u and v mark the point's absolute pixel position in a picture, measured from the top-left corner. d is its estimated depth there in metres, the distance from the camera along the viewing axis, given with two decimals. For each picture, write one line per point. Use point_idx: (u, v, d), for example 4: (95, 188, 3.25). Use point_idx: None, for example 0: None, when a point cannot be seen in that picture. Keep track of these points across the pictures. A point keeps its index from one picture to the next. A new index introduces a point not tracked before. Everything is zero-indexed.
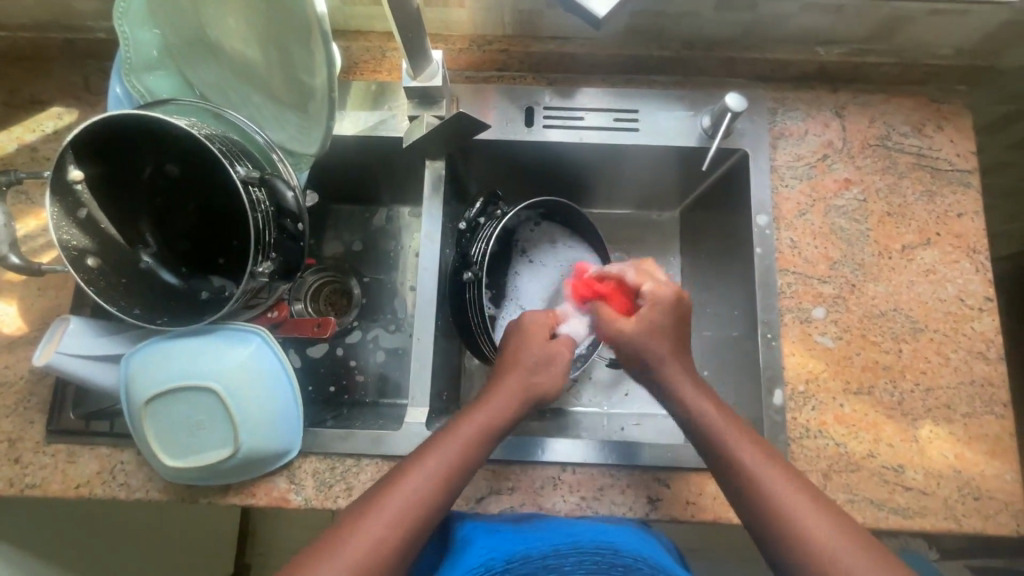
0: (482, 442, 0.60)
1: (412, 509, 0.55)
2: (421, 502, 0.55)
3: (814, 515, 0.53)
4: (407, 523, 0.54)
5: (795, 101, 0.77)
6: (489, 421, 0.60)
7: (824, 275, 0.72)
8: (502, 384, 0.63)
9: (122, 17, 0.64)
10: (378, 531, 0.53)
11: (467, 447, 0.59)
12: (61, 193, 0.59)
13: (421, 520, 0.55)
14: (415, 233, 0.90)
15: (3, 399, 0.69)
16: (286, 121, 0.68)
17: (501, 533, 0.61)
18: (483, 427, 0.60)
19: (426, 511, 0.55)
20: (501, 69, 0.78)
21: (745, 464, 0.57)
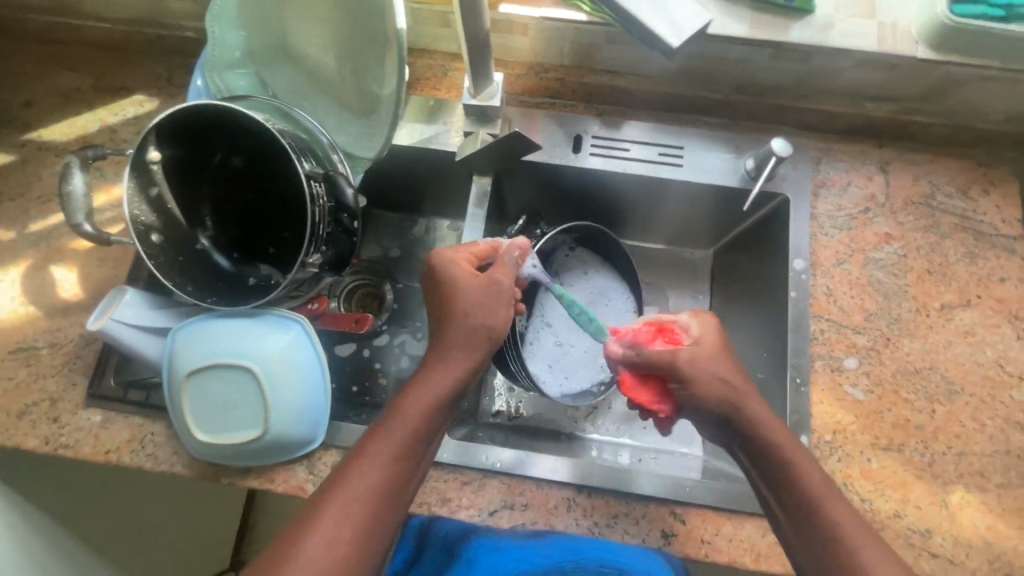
0: (440, 403, 0.59)
1: (375, 483, 0.53)
2: (385, 481, 0.54)
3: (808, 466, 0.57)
4: (375, 501, 0.53)
5: (840, 153, 0.78)
6: (444, 379, 0.59)
7: (859, 325, 0.72)
8: (453, 345, 0.61)
9: (213, 19, 0.70)
10: (347, 513, 0.52)
11: (428, 407, 0.58)
12: (139, 171, 0.64)
13: (387, 496, 0.54)
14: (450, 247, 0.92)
15: (51, 359, 0.72)
16: (347, 126, 0.72)
17: (507, 551, 0.64)
18: (435, 390, 0.59)
19: (392, 487, 0.54)
20: (553, 96, 0.80)
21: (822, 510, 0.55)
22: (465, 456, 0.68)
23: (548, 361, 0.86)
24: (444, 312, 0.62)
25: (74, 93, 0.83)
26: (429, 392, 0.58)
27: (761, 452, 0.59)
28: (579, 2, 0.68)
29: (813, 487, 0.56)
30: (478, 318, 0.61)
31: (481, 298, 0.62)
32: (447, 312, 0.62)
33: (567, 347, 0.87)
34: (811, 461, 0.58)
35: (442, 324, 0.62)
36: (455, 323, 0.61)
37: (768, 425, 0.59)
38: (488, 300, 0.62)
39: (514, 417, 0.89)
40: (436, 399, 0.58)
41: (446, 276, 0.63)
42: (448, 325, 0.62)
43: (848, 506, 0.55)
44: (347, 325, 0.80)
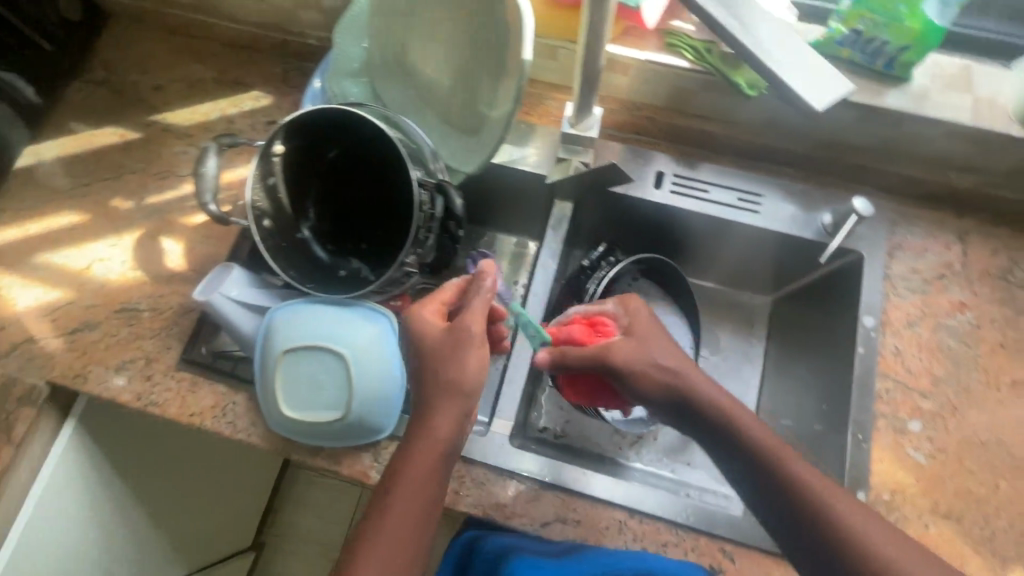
0: (434, 460, 0.58)
1: (387, 552, 0.55)
2: (395, 548, 0.55)
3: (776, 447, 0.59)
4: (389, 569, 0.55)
5: (919, 218, 0.80)
6: (428, 442, 0.58)
7: (925, 390, 0.73)
8: (436, 404, 0.59)
9: (342, 30, 0.76)
10: None
11: (423, 467, 0.57)
12: (263, 161, 0.70)
13: (401, 562, 0.55)
14: (512, 262, 0.93)
15: (151, 322, 0.78)
16: (448, 141, 0.77)
17: (545, 569, 0.64)
18: (426, 449, 0.58)
19: (408, 553, 0.56)
20: (639, 133, 0.84)
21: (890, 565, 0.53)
22: (521, 464, 0.71)
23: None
24: (421, 372, 0.61)
25: (199, 83, 0.91)
26: (418, 453, 0.58)
27: (736, 452, 0.60)
28: (682, 50, 0.73)
29: (872, 547, 0.53)
30: (449, 372, 0.59)
31: (454, 355, 0.60)
32: (427, 375, 0.60)
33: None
34: (866, 517, 0.55)
35: (421, 384, 0.60)
36: (438, 386, 0.59)
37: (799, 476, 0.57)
38: (463, 354, 0.59)
39: (560, 436, 0.91)
40: (427, 457, 0.58)
41: (416, 339, 0.62)
42: (429, 384, 0.60)
43: (880, 526, 0.55)
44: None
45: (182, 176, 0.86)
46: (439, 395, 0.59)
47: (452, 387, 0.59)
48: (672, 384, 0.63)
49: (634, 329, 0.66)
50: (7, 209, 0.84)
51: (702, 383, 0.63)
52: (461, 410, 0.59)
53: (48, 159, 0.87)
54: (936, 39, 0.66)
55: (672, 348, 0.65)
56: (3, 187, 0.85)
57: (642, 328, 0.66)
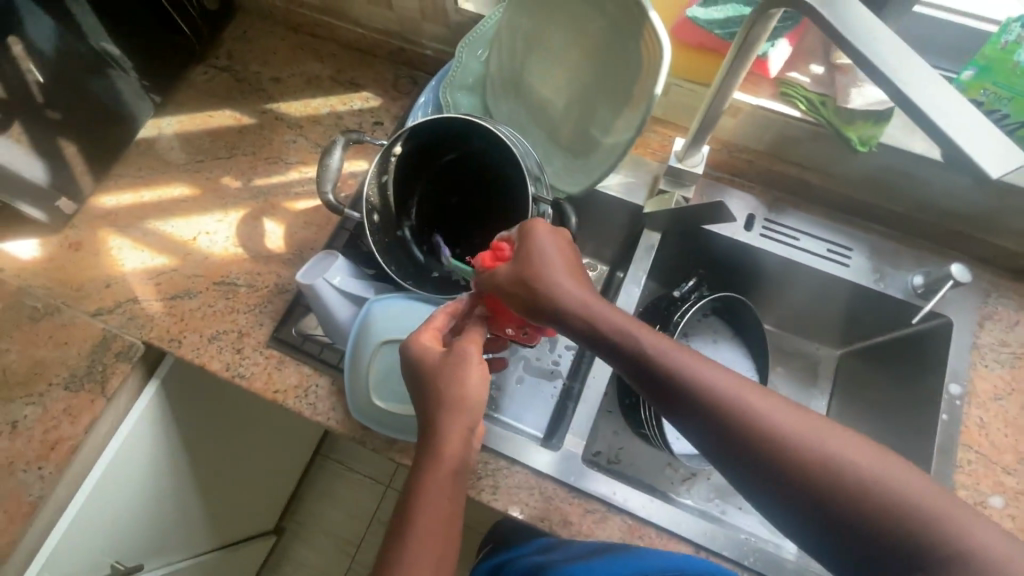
0: (445, 477, 0.54)
1: None
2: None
3: (745, 396, 0.48)
4: None
5: (1012, 292, 0.79)
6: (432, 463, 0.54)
7: (1009, 466, 0.71)
8: (437, 423, 0.56)
9: (466, 47, 0.83)
10: None
11: (434, 484, 0.53)
12: (383, 159, 0.73)
13: None
14: None
15: (247, 298, 0.82)
16: (555, 160, 0.80)
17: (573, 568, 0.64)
18: (432, 466, 0.54)
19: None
20: (733, 175, 0.86)
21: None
22: (591, 484, 0.71)
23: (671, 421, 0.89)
24: (421, 399, 0.58)
25: (314, 79, 0.96)
26: (427, 470, 0.54)
27: (762, 455, 0.47)
28: (797, 100, 0.75)
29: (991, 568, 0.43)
30: (451, 389, 0.56)
31: (449, 374, 0.57)
32: (426, 401, 0.57)
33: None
34: (969, 524, 0.44)
35: (425, 407, 0.57)
36: (437, 409, 0.56)
37: (854, 477, 0.46)
38: (457, 369, 0.57)
39: (613, 462, 0.91)
40: (436, 473, 0.54)
41: (415, 366, 0.59)
42: (429, 405, 0.57)
43: (987, 526, 0.44)
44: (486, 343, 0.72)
45: (289, 164, 0.90)
46: (437, 409, 0.56)
47: (450, 402, 0.56)
48: (587, 330, 0.53)
49: (528, 257, 0.56)
50: (125, 176, 0.89)
51: (632, 326, 0.52)
52: (464, 420, 0.56)
53: (167, 133, 0.92)
54: None
55: (578, 277, 0.56)
56: (123, 154, 0.91)
57: (541, 258, 0.56)
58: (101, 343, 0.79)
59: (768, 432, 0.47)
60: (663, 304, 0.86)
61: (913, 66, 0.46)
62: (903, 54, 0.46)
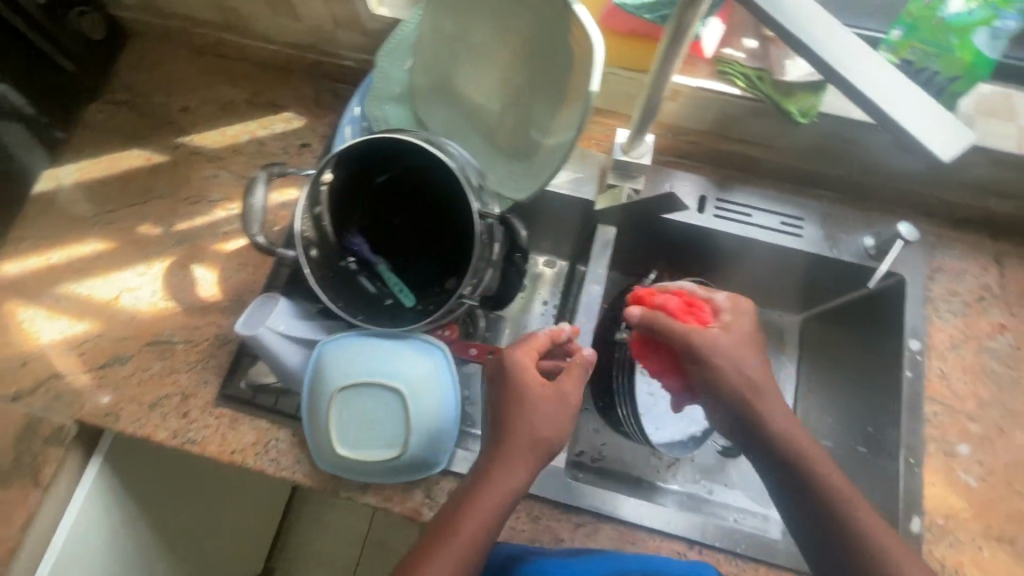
0: (502, 503, 0.57)
1: None
2: None
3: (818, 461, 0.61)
4: None
5: (956, 242, 0.81)
6: (507, 487, 0.57)
7: (972, 412, 0.74)
8: (512, 448, 0.58)
9: (386, 55, 0.77)
10: None
11: (489, 505, 0.56)
12: (311, 190, 0.67)
13: None
14: (541, 283, 0.92)
15: (186, 355, 0.75)
16: (497, 165, 0.75)
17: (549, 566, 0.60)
18: (498, 492, 0.57)
19: None
20: (681, 157, 0.85)
21: None
22: (577, 497, 0.69)
23: (645, 410, 0.88)
24: (509, 420, 0.59)
25: (226, 104, 0.88)
26: (492, 491, 0.57)
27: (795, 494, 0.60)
28: (734, 77, 0.73)
29: None
30: (540, 422, 0.59)
31: (546, 405, 0.60)
32: (505, 421, 0.59)
33: (659, 397, 0.90)
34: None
35: (505, 425, 0.59)
36: (516, 434, 0.58)
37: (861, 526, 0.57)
38: (551, 399, 0.60)
39: (598, 459, 0.90)
40: (497, 500, 0.57)
41: (508, 381, 0.61)
42: (509, 425, 0.59)
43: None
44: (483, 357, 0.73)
45: (213, 202, 0.83)
46: (512, 434, 0.59)
47: (541, 443, 0.59)
48: (741, 391, 0.63)
49: (729, 324, 0.67)
50: (27, 238, 0.80)
51: (756, 391, 0.64)
52: (534, 456, 0.59)
53: (68, 184, 0.83)
54: (986, 70, 0.68)
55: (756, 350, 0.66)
56: (20, 214, 0.81)
57: (742, 332, 0.66)
58: (26, 430, 0.71)
59: (823, 484, 0.59)
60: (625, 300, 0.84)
61: (846, 45, 0.44)
62: (834, 33, 0.44)
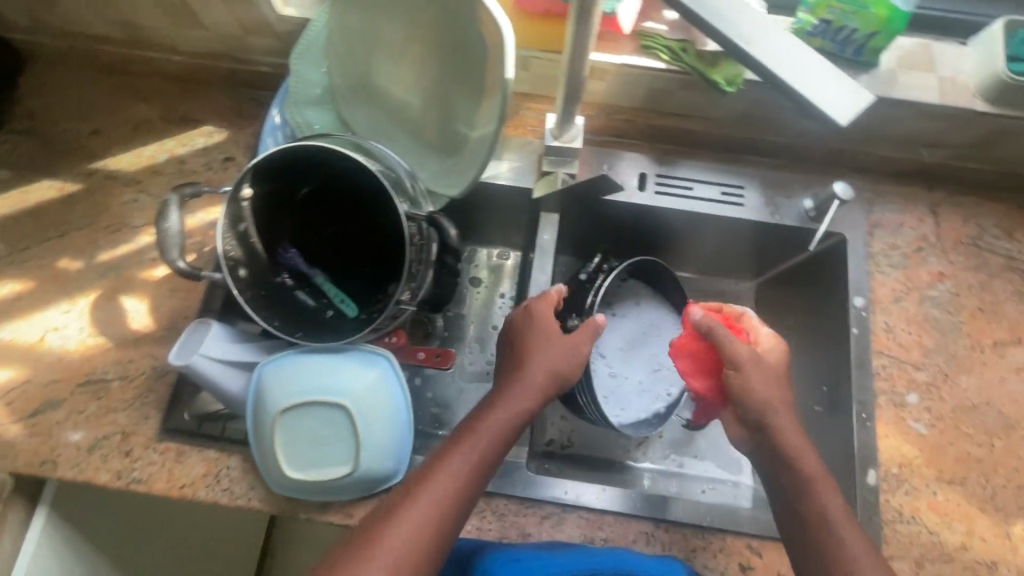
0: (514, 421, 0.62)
1: (444, 497, 0.57)
2: (455, 497, 0.57)
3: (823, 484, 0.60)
4: (442, 515, 0.56)
5: (893, 195, 0.82)
6: (518, 414, 0.63)
7: (918, 361, 0.75)
8: (529, 373, 0.65)
9: (298, 57, 0.73)
10: (418, 525, 0.55)
11: (504, 422, 0.62)
12: (231, 207, 0.64)
13: (450, 518, 0.56)
14: (495, 275, 0.90)
15: (122, 392, 0.72)
16: (428, 162, 0.73)
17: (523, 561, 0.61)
18: (514, 411, 0.63)
19: (462, 503, 0.58)
20: (618, 136, 0.83)
21: None
22: (542, 489, 0.69)
23: (607, 393, 0.85)
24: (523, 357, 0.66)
25: (140, 123, 0.83)
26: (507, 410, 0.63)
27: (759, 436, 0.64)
28: (658, 51, 0.72)
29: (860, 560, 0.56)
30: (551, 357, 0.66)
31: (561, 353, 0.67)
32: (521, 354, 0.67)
33: (622, 378, 0.87)
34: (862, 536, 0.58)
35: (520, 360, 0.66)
36: (529, 363, 0.66)
37: (812, 469, 0.61)
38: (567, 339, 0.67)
39: (567, 446, 0.89)
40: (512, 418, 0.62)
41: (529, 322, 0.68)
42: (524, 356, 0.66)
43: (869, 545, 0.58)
44: (430, 360, 0.80)
45: (136, 228, 0.78)
46: (527, 363, 0.66)
47: (554, 376, 0.65)
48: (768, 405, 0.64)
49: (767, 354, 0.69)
50: None
51: (780, 407, 0.64)
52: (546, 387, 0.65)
53: None
54: (903, 24, 0.68)
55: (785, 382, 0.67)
56: None
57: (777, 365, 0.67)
58: None
59: (819, 503, 0.59)
60: (574, 287, 0.82)
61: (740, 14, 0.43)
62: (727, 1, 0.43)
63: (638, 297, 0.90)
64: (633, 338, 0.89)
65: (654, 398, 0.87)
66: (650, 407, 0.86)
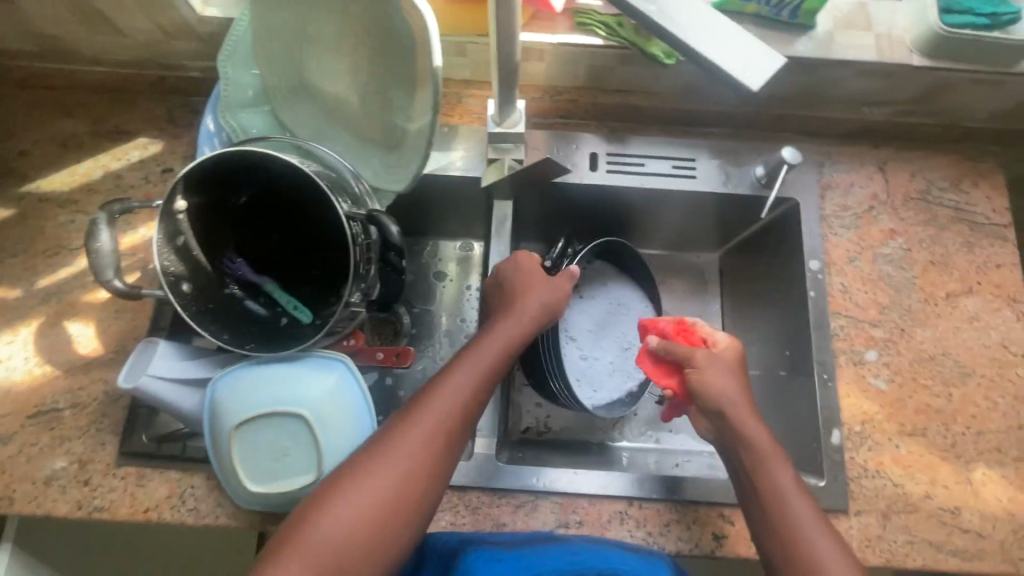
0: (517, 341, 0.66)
1: (453, 405, 0.60)
2: (464, 404, 0.60)
3: (777, 472, 0.61)
4: (453, 421, 0.59)
5: (841, 156, 0.83)
6: (507, 347, 0.65)
7: (874, 319, 0.76)
8: (529, 298, 0.69)
9: (225, 60, 0.69)
10: (430, 430, 0.58)
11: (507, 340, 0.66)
12: (166, 221, 0.62)
13: (460, 424, 0.60)
14: (459, 266, 0.89)
15: (75, 420, 0.69)
16: (373, 159, 0.71)
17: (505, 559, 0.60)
18: (516, 330, 0.66)
19: (470, 412, 0.61)
20: (564, 116, 0.83)
21: (795, 519, 0.59)
22: (513, 478, 0.69)
23: (578, 375, 0.85)
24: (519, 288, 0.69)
25: (66, 140, 0.80)
26: (509, 329, 0.66)
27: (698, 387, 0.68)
28: (595, 28, 0.72)
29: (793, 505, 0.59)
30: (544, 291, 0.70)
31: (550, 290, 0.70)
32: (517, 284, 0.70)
33: (594, 359, 0.87)
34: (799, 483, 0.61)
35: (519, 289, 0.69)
36: (527, 290, 0.69)
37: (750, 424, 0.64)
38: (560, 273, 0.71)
39: (543, 433, 0.89)
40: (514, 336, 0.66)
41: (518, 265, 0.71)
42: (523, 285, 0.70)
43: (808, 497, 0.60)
44: (390, 361, 0.77)
45: (75, 250, 0.76)
46: (526, 291, 0.69)
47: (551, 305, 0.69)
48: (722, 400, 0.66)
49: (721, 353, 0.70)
50: None
51: (730, 394, 0.66)
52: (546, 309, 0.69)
53: None
54: None
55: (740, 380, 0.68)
56: None
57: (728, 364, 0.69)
58: None
59: (766, 470, 0.61)
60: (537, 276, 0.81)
61: None
62: None
63: (604, 279, 0.89)
64: (602, 318, 0.89)
65: (626, 377, 0.87)
66: (621, 388, 0.86)
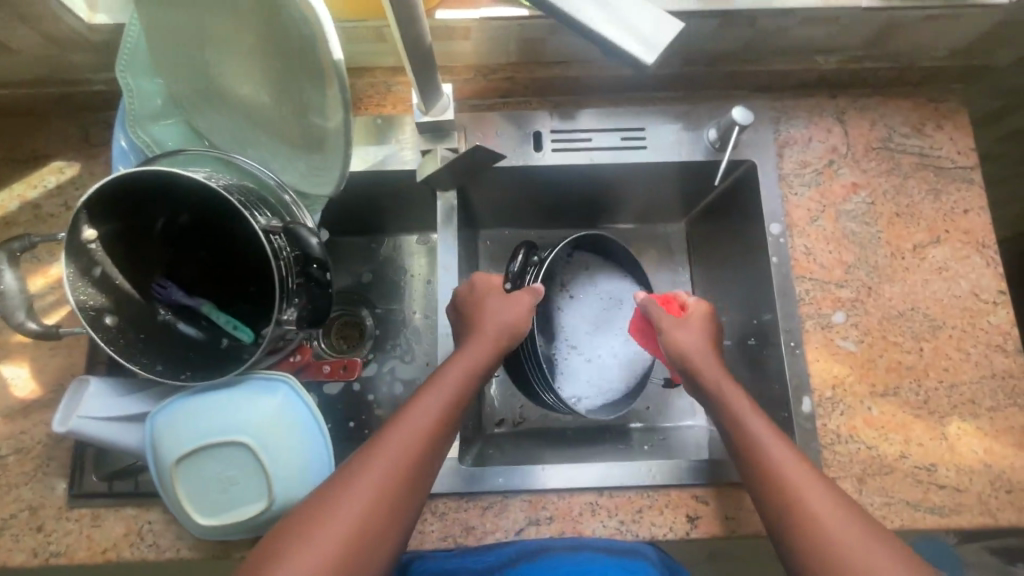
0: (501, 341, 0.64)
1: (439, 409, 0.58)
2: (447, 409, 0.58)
3: (770, 444, 0.57)
4: (436, 426, 0.57)
5: (797, 109, 0.79)
6: (484, 351, 0.63)
7: (841, 280, 0.73)
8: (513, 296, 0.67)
9: (124, 70, 0.64)
10: (414, 435, 0.56)
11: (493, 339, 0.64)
12: (76, 254, 0.58)
13: (447, 429, 0.58)
14: (420, 258, 0.86)
15: (20, 465, 0.67)
16: (296, 162, 0.67)
17: None
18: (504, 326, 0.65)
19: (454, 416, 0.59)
20: (504, 96, 0.79)
21: (784, 472, 0.55)
22: (479, 480, 0.67)
23: (578, 378, 0.80)
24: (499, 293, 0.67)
25: None
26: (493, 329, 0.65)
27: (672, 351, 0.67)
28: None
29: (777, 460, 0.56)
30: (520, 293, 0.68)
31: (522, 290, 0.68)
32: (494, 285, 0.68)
33: (591, 358, 0.81)
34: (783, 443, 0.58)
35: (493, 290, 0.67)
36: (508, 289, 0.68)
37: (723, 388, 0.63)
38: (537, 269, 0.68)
39: (519, 423, 0.86)
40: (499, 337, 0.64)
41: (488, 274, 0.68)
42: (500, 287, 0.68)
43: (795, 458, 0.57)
44: (337, 373, 0.77)
45: None
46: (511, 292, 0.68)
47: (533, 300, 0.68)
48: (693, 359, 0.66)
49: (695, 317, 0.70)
50: None
51: (700, 356, 0.66)
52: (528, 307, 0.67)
53: None
54: None
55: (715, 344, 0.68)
56: None
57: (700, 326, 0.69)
58: None
59: (744, 430, 0.59)
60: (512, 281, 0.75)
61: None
62: None
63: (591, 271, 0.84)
64: (598, 313, 0.83)
65: (630, 374, 0.81)
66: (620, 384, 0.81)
